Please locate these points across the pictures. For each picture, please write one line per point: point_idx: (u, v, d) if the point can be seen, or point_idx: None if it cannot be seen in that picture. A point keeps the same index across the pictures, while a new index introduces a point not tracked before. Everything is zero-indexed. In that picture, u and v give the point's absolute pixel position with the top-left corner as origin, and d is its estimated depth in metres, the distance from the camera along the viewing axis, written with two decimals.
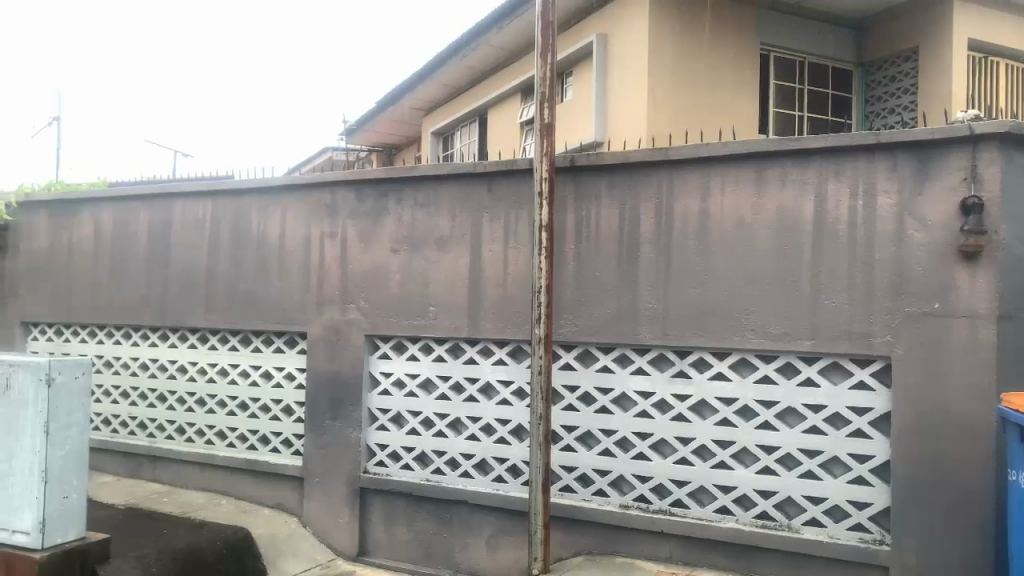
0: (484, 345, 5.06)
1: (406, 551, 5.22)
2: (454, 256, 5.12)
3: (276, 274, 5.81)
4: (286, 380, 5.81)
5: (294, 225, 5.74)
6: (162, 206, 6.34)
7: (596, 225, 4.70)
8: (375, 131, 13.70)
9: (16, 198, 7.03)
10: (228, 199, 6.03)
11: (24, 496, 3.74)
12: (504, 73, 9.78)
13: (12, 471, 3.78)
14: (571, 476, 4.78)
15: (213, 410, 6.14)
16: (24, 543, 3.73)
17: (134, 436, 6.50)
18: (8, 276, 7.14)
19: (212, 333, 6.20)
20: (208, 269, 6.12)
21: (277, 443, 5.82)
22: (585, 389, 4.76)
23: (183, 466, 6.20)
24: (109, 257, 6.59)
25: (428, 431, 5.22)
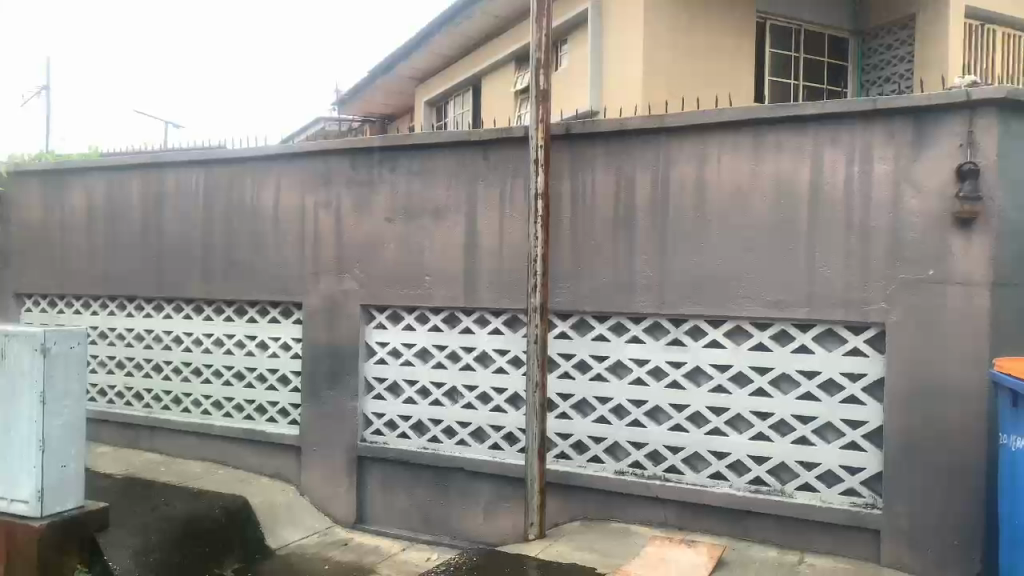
0: (480, 315, 5.07)
1: (403, 518, 5.27)
2: (450, 226, 5.11)
3: (271, 244, 5.78)
4: (281, 350, 5.81)
5: (288, 195, 5.71)
6: (154, 177, 6.28)
7: (592, 194, 4.69)
8: (370, 100, 13.57)
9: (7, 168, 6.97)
10: (221, 169, 5.98)
11: (23, 466, 3.74)
12: (500, 41, 9.63)
13: (10, 441, 3.78)
14: (567, 443, 4.81)
15: (209, 380, 6.14)
16: (23, 511, 3.74)
17: (131, 406, 6.51)
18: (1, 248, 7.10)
19: (207, 304, 6.17)
20: (203, 239, 6.09)
21: (274, 412, 5.83)
22: (580, 357, 4.78)
23: (180, 436, 6.22)
24: (102, 227, 6.55)
25: (424, 400, 5.24)
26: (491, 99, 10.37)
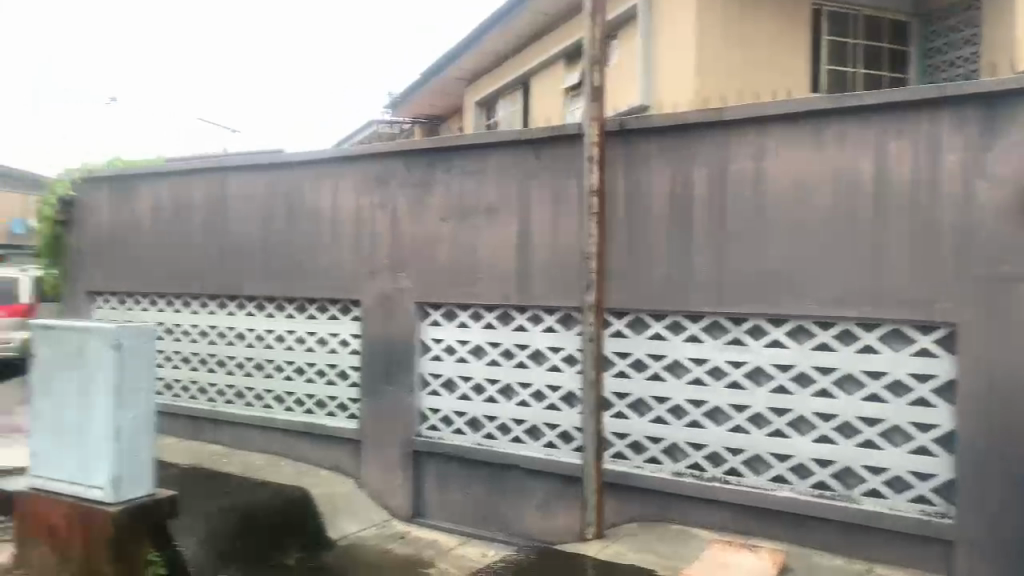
0: (535, 313, 5.06)
1: (459, 514, 5.30)
2: (505, 224, 5.12)
3: (329, 243, 5.89)
4: (340, 346, 5.91)
5: (345, 195, 5.80)
6: (216, 178, 6.45)
7: (649, 191, 4.66)
8: (421, 102, 13.68)
9: (81, 172, 7.25)
10: (280, 169, 6.11)
11: (98, 454, 3.87)
12: (550, 39, 9.60)
13: (89, 421, 3.90)
14: (624, 443, 4.79)
15: (270, 375, 6.27)
16: (99, 497, 3.87)
17: (196, 400, 6.69)
18: (74, 248, 7.37)
19: (268, 301, 6.31)
20: (264, 239, 6.23)
21: (333, 407, 5.93)
22: (637, 356, 4.74)
23: (243, 430, 6.37)
24: (168, 227, 6.75)
25: (479, 397, 5.25)
26: (541, 97, 10.35)
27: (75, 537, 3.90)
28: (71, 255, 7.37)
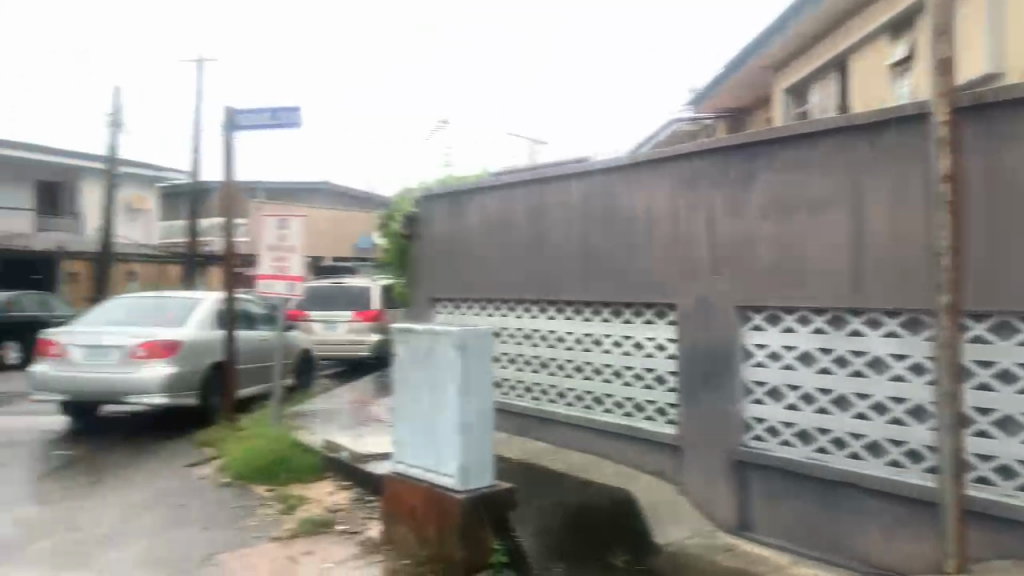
0: (872, 316, 4.58)
1: (786, 531, 4.95)
2: (834, 219, 4.71)
3: (644, 247, 5.90)
4: (657, 350, 5.89)
5: (659, 198, 5.77)
6: (536, 189, 6.79)
7: (1018, 173, 3.98)
8: (724, 98, 13.18)
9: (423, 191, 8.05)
10: (595, 177, 6.26)
11: (448, 444, 4.24)
12: (877, 12, 8.69)
13: (437, 426, 4.31)
14: (990, 467, 4.14)
15: (590, 377, 6.44)
16: (449, 484, 4.23)
17: (521, 399, 7.08)
18: (416, 260, 8.18)
19: (586, 306, 6.49)
20: (582, 245, 6.41)
21: (651, 411, 5.92)
22: (1004, 365, 4.08)
23: (564, 429, 6.61)
24: (495, 238, 7.24)
25: (808, 407, 4.88)
26: (862, 76, 9.42)
27: (431, 516, 4.28)
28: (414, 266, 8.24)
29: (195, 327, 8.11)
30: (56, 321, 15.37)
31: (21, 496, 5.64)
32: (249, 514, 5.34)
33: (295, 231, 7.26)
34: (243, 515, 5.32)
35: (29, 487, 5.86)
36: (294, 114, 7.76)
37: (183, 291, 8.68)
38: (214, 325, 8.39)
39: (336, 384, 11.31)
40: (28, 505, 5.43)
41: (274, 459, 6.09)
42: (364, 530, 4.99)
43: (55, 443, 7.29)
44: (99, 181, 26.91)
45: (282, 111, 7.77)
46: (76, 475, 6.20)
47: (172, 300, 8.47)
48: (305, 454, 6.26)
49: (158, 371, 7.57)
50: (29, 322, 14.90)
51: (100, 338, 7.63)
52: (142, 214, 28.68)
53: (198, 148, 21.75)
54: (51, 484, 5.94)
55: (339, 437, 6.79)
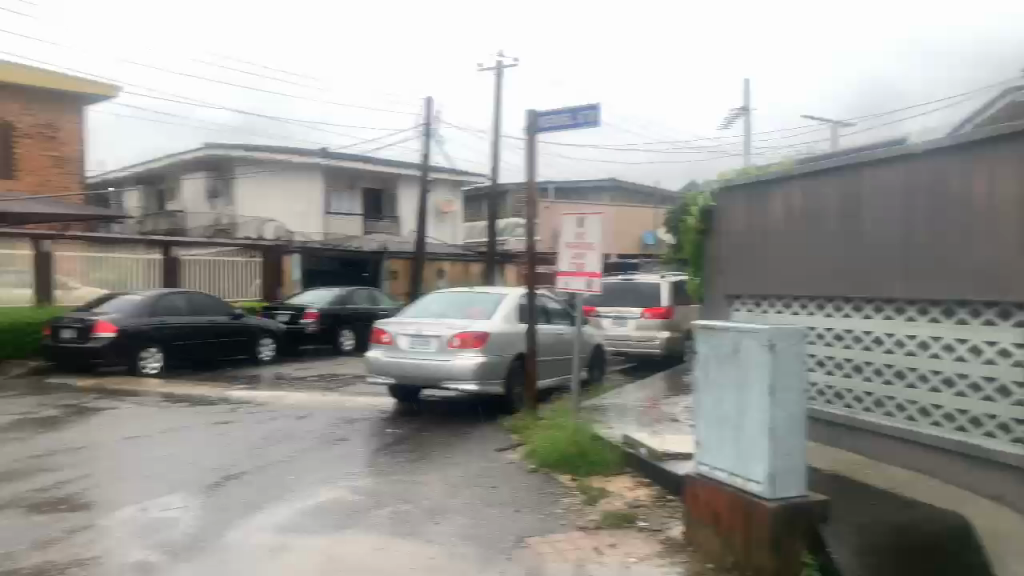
0: None
1: None
2: None
3: (984, 239, 5.17)
4: (999, 357, 5.15)
5: (1006, 182, 5.01)
6: (850, 177, 6.22)
7: None
8: None
9: (722, 184, 7.76)
10: (923, 161, 5.58)
11: (756, 450, 4.15)
12: None
13: (744, 437, 4.24)
14: None
15: (914, 385, 5.80)
16: (757, 490, 4.15)
17: (831, 406, 6.54)
18: (712, 254, 7.91)
19: (910, 304, 5.82)
20: (904, 237, 5.77)
21: (992, 427, 5.18)
22: None
23: (882, 441, 6.03)
24: (801, 231, 6.75)
25: None
26: None
27: (737, 524, 4.22)
28: (710, 261, 7.97)
29: (501, 320, 8.70)
30: (386, 313, 17.16)
31: (360, 466, 6.39)
32: (555, 501, 5.56)
33: (592, 229, 7.41)
34: (550, 502, 5.56)
35: (367, 459, 6.64)
36: (591, 113, 7.96)
37: (493, 286, 9.30)
38: (517, 320, 8.92)
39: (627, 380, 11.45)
40: (368, 474, 6.15)
41: (575, 451, 6.27)
42: (666, 529, 4.96)
43: (385, 421, 8.21)
44: (413, 189, 29.92)
45: (580, 109, 8.02)
46: (403, 452, 6.91)
47: (482, 295, 9.12)
48: (606, 447, 6.38)
49: (469, 361, 8.26)
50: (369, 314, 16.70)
51: (423, 330, 8.48)
52: (448, 215, 31.38)
53: (499, 153, 23.23)
54: (385, 457, 6.68)
55: (636, 433, 6.83)
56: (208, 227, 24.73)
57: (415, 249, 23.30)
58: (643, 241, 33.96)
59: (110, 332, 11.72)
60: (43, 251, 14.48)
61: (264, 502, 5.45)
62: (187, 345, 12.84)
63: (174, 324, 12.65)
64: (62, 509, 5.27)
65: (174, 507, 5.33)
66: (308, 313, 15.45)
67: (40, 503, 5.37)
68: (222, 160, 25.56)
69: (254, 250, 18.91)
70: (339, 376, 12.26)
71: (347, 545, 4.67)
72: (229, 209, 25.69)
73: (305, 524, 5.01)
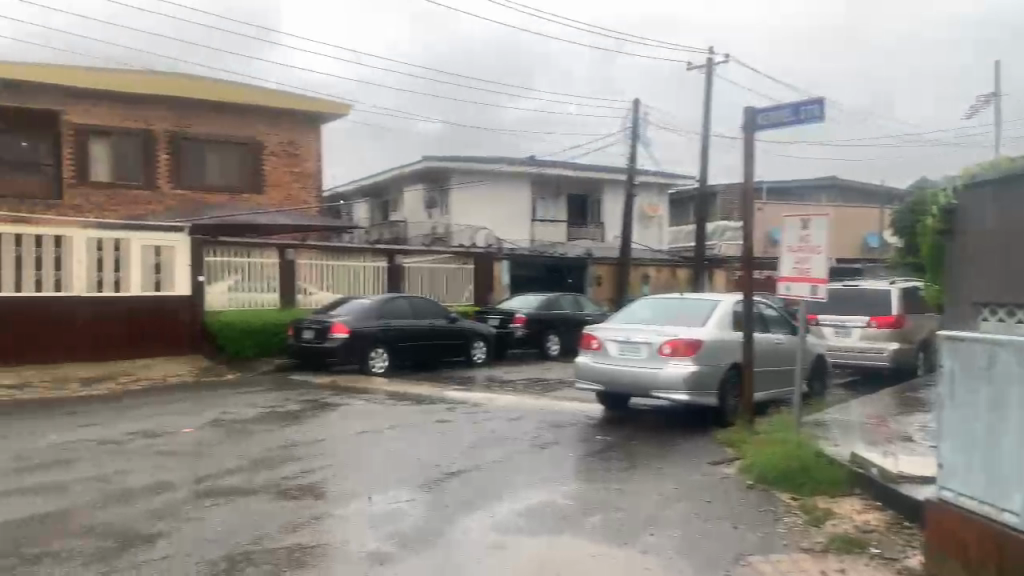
0: None
1: None
2: None
3: None
4: None
5: None
6: None
7: None
8: None
9: None
10: None
11: (1014, 477, 3.69)
12: None
13: (998, 456, 3.78)
14: None
15: None
16: (1014, 523, 3.70)
17: None
18: None
19: None
20: None
21: None
22: None
23: None
24: None
25: None
26: None
27: (989, 556, 3.82)
28: None
29: (714, 327, 8.46)
30: (593, 318, 17.27)
31: (572, 471, 6.46)
32: (775, 520, 5.29)
33: (817, 231, 7.03)
34: (770, 519, 5.29)
35: (579, 464, 6.71)
36: (812, 108, 7.63)
37: (706, 293, 9.07)
38: (731, 328, 8.64)
39: (850, 395, 10.71)
40: (580, 479, 6.19)
41: (797, 468, 5.95)
42: (904, 559, 4.56)
43: (594, 427, 8.25)
44: (619, 195, 29.96)
45: (802, 106, 7.71)
46: (613, 459, 6.90)
47: (695, 302, 8.92)
48: (833, 466, 6.00)
49: (682, 369, 8.09)
50: (577, 320, 16.91)
51: (634, 336, 8.43)
52: (654, 219, 31.08)
53: (708, 157, 22.67)
54: (596, 463, 6.71)
55: (866, 452, 6.36)
56: (426, 235, 26.25)
57: (620, 255, 23.32)
58: (865, 241, 32.44)
59: (344, 334, 12.81)
60: (288, 259, 16.07)
61: (482, 500, 5.66)
62: (410, 346, 13.68)
63: (398, 326, 13.55)
64: (305, 496, 5.78)
65: (401, 500, 5.67)
66: (518, 318, 15.93)
67: (287, 489, 5.92)
68: (439, 172, 27.06)
69: (468, 257, 19.80)
70: (547, 380, 12.50)
71: (563, 549, 4.72)
72: (443, 218, 27.13)
73: (521, 525, 5.13)
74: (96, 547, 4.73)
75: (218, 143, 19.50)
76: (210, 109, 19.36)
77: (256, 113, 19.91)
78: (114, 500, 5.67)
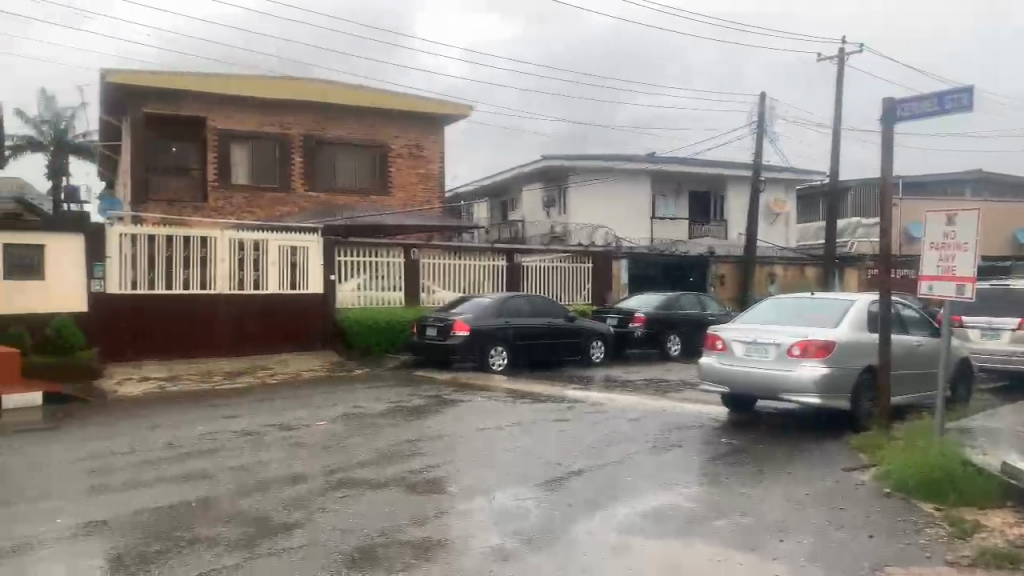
0: None
1: None
2: None
3: None
4: None
5: None
6: None
7: None
8: None
9: None
10: None
11: None
12: None
13: None
14: None
15: None
16: None
17: None
18: None
19: None
20: None
21: None
22: None
23: None
24: None
25: None
26: None
27: None
28: None
29: (848, 329, 8.08)
30: (715, 318, 16.86)
31: (697, 473, 6.34)
32: (917, 530, 5.01)
33: (964, 227, 6.60)
34: (911, 529, 5.02)
35: (704, 467, 6.56)
36: (962, 97, 7.15)
37: (839, 292, 8.68)
38: (866, 329, 8.23)
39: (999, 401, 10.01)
40: (705, 482, 6.06)
41: (941, 477, 5.62)
42: None
43: (718, 429, 8.07)
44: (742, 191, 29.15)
45: (948, 95, 7.26)
46: (740, 462, 6.71)
47: (828, 303, 8.54)
48: (982, 477, 5.63)
49: (814, 370, 7.77)
50: (697, 320, 16.54)
51: (762, 336, 8.16)
52: (780, 216, 30.00)
53: (839, 149, 21.70)
54: (721, 466, 6.55)
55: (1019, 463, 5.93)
56: (545, 234, 26.41)
57: (746, 252, 22.72)
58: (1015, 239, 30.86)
59: (466, 332, 13.07)
60: (413, 258, 16.56)
61: (605, 500, 5.63)
62: (529, 345, 13.80)
63: (518, 324, 13.68)
64: (431, 490, 5.93)
65: (524, 497, 5.72)
66: (636, 317, 15.76)
67: (415, 483, 6.09)
68: (557, 172, 27.15)
69: (586, 256, 19.74)
70: (668, 380, 12.32)
71: (689, 552, 4.64)
72: (561, 217, 27.22)
73: (646, 526, 5.07)
74: (241, 533, 5.01)
75: (347, 148, 20.31)
76: (339, 115, 20.17)
77: (383, 118, 20.58)
78: (256, 489, 6.01)
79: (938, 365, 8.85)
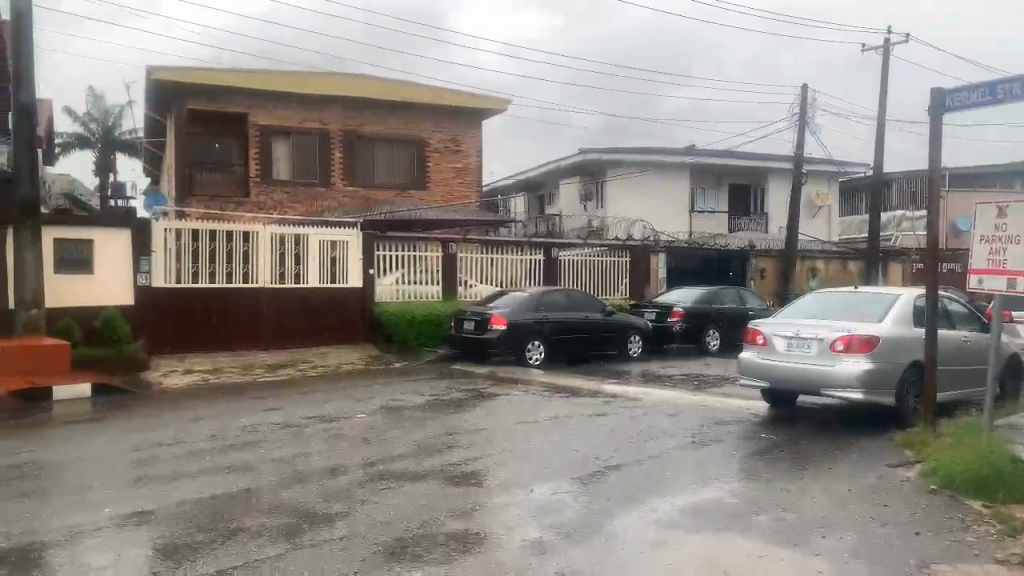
0: None
1: None
2: None
3: None
4: None
5: None
6: None
7: None
8: None
9: None
10: None
11: None
12: None
13: None
14: None
15: None
16: None
17: None
18: None
19: None
20: None
21: None
22: None
23: None
24: None
25: None
26: None
27: None
28: None
29: (893, 323, 7.92)
30: (756, 313, 16.66)
31: (737, 468, 6.28)
32: (964, 528, 4.89)
33: (1016, 218, 6.41)
34: (959, 527, 4.90)
35: (743, 462, 6.50)
36: (1014, 86, 6.92)
37: (883, 285, 8.51)
38: (912, 324, 8.05)
39: None
40: (745, 478, 5.99)
41: (989, 474, 5.49)
42: None
43: (759, 425, 7.97)
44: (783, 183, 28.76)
45: (999, 84, 7.05)
46: (780, 458, 6.63)
47: (872, 296, 8.39)
48: None
49: (858, 366, 7.63)
50: (737, 315, 16.35)
51: (804, 331, 8.04)
52: (822, 208, 29.54)
53: (884, 140, 21.27)
54: (761, 462, 6.48)
55: None
56: (583, 228, 26.36)
57: (787, 245, 22.42)
58: None
59: (503, 326, 13.06)
60: (451, 252, 16.64)
61: (643, 494, 5.61)
62: (568, 339, 13.79)
63: (555, 318, 13.66)
64: (468, 482, 5.96)
65: (562, 491, 5.72)
66: (674, 312, 15.62)
67: (453, 476, 6.12)
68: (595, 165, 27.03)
69: (624, 250, 19.63)
70: (707, 375, 12.21)
71: (729, 548, 4.59)
72: (599, 211, 27.12)
73: (684, 521, 5.03)
74: (283, 524, 5.09)
75: (386, 142, 20.45)
76: (378, 111, 20.33)
77: (421, 112, 20.69)
78: (296, 480, 6.09)
79: (986, 361, 8.63)
